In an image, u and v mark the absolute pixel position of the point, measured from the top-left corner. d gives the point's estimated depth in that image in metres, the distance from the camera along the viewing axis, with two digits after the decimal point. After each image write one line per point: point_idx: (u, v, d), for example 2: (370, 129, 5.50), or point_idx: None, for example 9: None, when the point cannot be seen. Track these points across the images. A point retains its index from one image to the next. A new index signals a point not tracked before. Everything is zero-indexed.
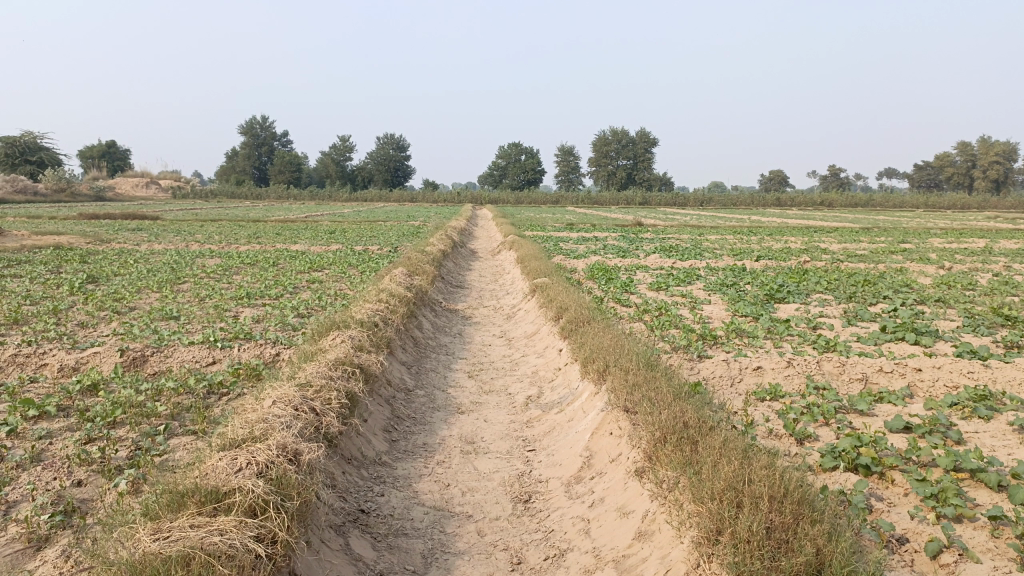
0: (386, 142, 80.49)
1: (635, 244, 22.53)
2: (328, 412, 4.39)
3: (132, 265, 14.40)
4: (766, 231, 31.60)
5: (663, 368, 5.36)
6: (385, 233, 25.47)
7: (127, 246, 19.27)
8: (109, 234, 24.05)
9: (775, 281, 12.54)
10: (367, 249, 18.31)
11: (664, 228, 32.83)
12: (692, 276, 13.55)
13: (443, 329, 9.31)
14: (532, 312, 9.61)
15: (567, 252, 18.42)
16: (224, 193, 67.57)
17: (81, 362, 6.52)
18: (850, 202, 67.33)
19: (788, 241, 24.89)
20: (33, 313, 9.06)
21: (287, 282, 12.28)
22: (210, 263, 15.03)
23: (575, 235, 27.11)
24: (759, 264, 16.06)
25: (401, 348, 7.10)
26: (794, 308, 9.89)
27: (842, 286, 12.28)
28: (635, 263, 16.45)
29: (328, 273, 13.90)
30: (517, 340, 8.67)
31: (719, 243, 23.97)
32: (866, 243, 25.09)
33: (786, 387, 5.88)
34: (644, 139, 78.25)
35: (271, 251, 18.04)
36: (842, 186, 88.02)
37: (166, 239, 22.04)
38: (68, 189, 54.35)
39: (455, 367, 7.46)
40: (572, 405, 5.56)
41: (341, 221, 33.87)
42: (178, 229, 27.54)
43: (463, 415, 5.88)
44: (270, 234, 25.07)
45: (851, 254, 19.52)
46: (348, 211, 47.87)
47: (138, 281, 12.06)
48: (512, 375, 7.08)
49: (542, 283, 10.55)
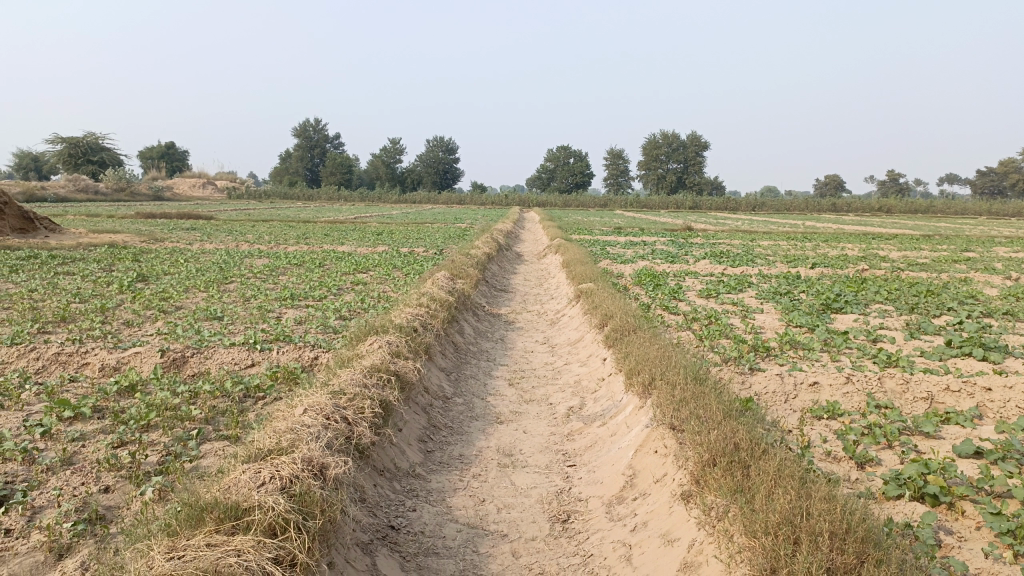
0: (435, 145, 81.01)
1: (684, 249, 22.09)
2: (360, 421, 4.24)
3: (181, 264, 14.59)
4: (821, 238, 30.78)
5: (712, 382, 5.08)
6: (432, 235, 25.52)
7: (179, 245, 19.59)
8: (163, 233, 24.54)
9: (831, 290, 12.07)
10: (413, 251, 18.30)
11: (714, 233, 32.21)
12: (744, 284, 13.16)
13: (486, 334, 9.14)
14: (576, 318, 9.37)
15: (615, 257, 18.14)
16: (276, 194, 68.77)
17: (122, 362, 6.52)
18: (909, 209, 65.34)
19: (843, 248, 24.18)
20: (81, 311, 9.18)
21: (331, 284, 12.27)
22: (258, 263, 15.16)
23: (623, 239, 26.79)
24: (814, 272, 15.55)
25: (440, 354, 6.94)
26: (851, 319, 9.47)
27: (903, 296, 11.78)
28: (684, 269, 16.09)
29: (373, 275, 13.87)
30: (561, 347, 8.44)
31: (771, 249, 23.38)
32: (926, 250, 24.18)
33: (844, 405, 5.55)
34: (696, 143, 77.26)
35: (319, 252, 18.14)
36: (901, 192, 85.53)
37: (217, 239, 22.38)
38: (127, 189, 55.93)
39: (496, 374, 7.27)
40: (616, 419, 5.32)
41: (389, 223, 34.10)
42: (230, 228, 28.02)
43: (501, 426, 5.68)
44: (319, 234, 25.31)
45: (911, 262, 18.81)
46: (396, 213, 48.21)
47: (186, 280, 12.18)
48: (554, 385, 6.86)
49: (587, 289, 10.31)
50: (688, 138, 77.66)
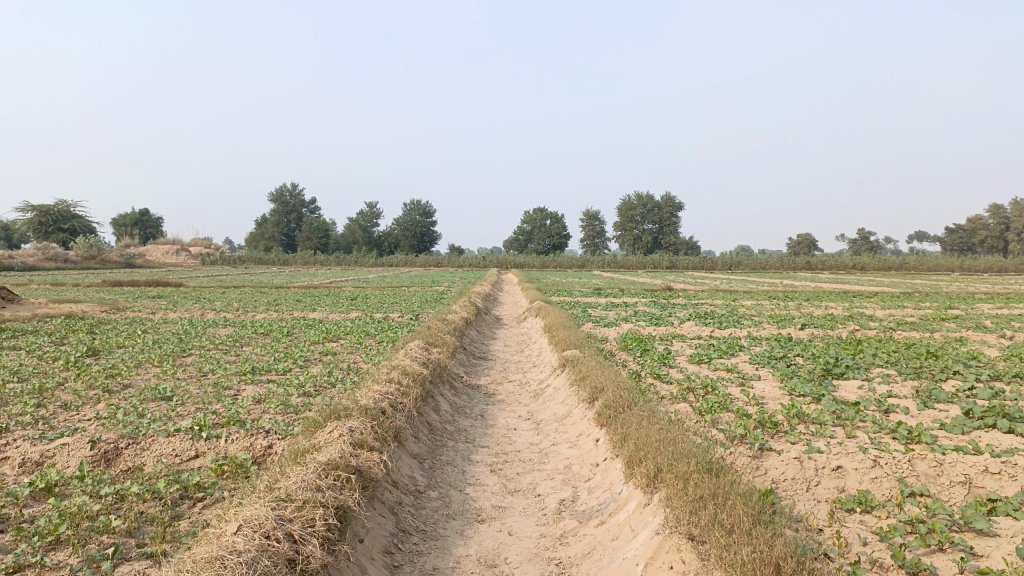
0: (412, 209, 80.95)
1: (667, 311, 21.54)
2: (309, 539, 3.45)
3: (140, 336, 13.69)
4: (802, 296, 30.54)
5: (728, 473, 4.35)
6: (407, 300, 24.79)
7: (141, 315, 18.68)
8: (127, 302, 23.59)
9: (828, 353, 11.47)
10: (387, 318, 17.52)
11: (694, 294, 31.81)
12: (735, 347, 12.55)
13: (463, 410, 8.36)
14: (562, 390, 8.62)
15: (597, 320, 17.54)
16: (251, 259, 67.88)
17: (45, 457, 5.64)
18: (883, 265, 65.95)
19: (827, 307, 23.76)
20: (15, 392, 8.28)
21: (298, 355, 11.47)
22: (223, 333, 14.33)
23: (605, 301, 26.27)
24: (805, 333, 15.01)
25: (412, 438, 6.14)
26: (857, 387, 8.84)
27: (903, 359, 11.19)
28: (670, 331, 15.49)
29: (343, 344, 13.06)
30: (546, 424, 7.66)
31: (755, 309, 22.89)
32: (909, 309, 23.82)
33: (876, 494, 4.83)
34: (671, 204, 78.00)
35: (288, 320, 17.32)
36: (873, 250, 86.67)
37: (183, 307, 21.46)
38: (99, 256, 54.92)
39: (475, 458, 6.47)
40: (616, 518, 4.55)
41: (364, 288, 33.45)
42: (198, 296, 27.14)
43: (483, 526, 4.87)
44: (291, 300, 24.55)
45: (899, 321, 18.36)
46: (372, 277, 47.68)
47: (140, 354, 11.30)
48: (541, 471, 6.08)
49: (573, 357, 9.58)
50: (662, 200, 78.36)
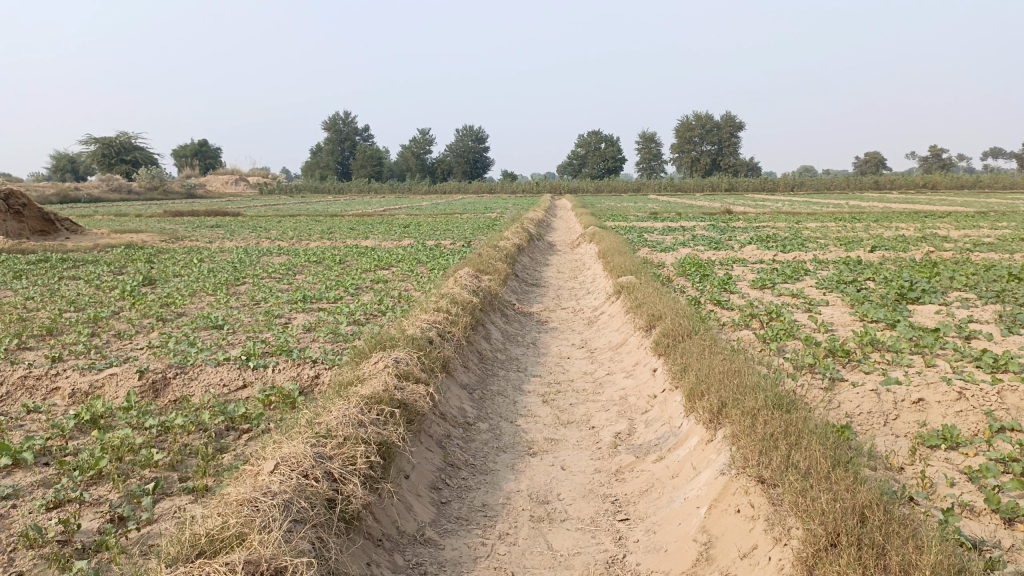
0: (465, 134, 79.93)
1: (727, 234, 20.78)
2: (349, 477, 3.28)
3: (195, 265, 13.79)
4: (869, 217, 29.22)
5: (799, 409, 4.01)
6: (459, 226, 24.53)
7: (198, 244, 18.89)
8: (186, 231, 23.91)
9: (901, 276, 10.84)
10: (439, 245, 17.31)
11: (755, 216, 30.74)
12: (800, 270, 11.99)
13: (515, 338, 8.14)
14: (618, 318, 8.29)
15: (654, 245, 17.04)
16: (307, 187, 68.39)
17: (94, 388, 5.63)
18: (956, 183, 62.83)
19: (897, 228, 22.64)
20: (72, 321, 8.35)
21: (349, 283, 11.38)
22: (276, 261, 14.34)
23: (661, 225, 25.60)
24: (874, 256, 14.28)
25: (461, 368, 5.93)
26: (934, 312, 8.30)
27: (982, 282, 10.48)
28: (730, 255, 14.93)
29: (395, 271, 12.92)
30: (601, 353, 7.38)
31: (819, 231, 21.94)
32: (987, 229, 22.48)
33: (962, 429, 4.44)
34: (731, 123, 75.22)
35: (341, 247, 17.26)
36: (945, 167, 82.64)
37: (240, 236, 21.63)
38: (161, 187, 55.96)
39: (527, 388, 6.25)
40: (675, 454, 4.28)
41: (417, 214, 33.28)
42: (254, 225, 27.38)
43: (535, 460, 4.65)
44: (345, 228, 24.54)
45: (976, 242, 17.34)
46: (426, 203, 47.54)
47: (195, 283, 11.34)
48: (596, 402, 5.83)
49: (628, 283, 9.21)
50: (722, 119, 75.58)
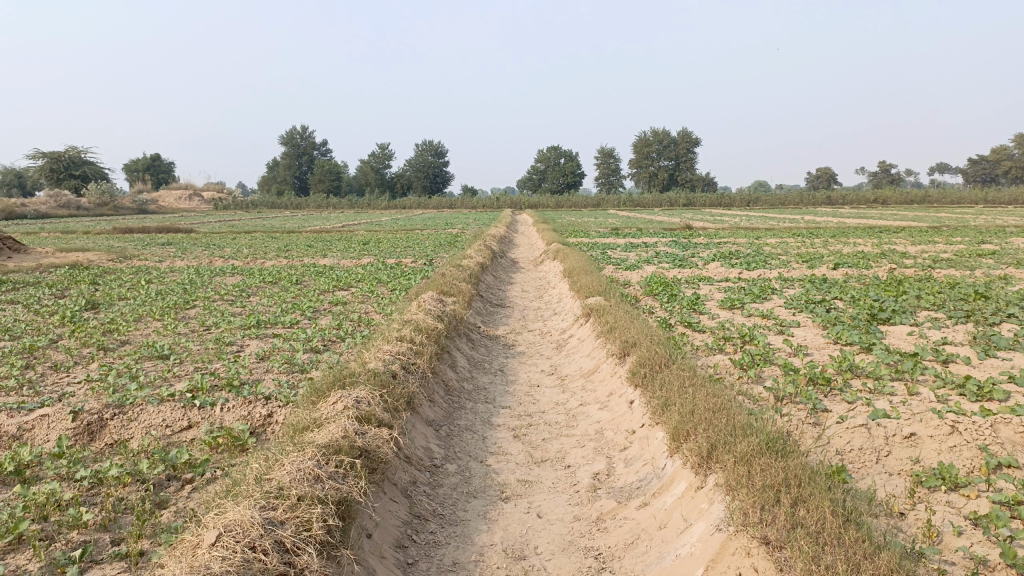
0: (425, 149, 79.50)
1: (690, 251, 20.70)
2: (304, 547, 2.89)
3: (143, 287, 13.15)
4: (827, 233, 29.54)
5: (794, 451, 3.74)
6: (420, 243, 24.12)
7: (148, 263, 18.16)
8: (136, 250, 23.06)
9: (868, 296, 10.76)
10: (400, 263, 16.87)
11: (715, 232, 30.90)
12: (767, 289, 11.87)
13: (482, 364, 7.78)
14: (588, 342, 7.98)
15: (618, 262, 16.86)
16: (264, 203, 67.21)
17: (23, 430, 5.12)
18: (906, 198, 64.39)
19: (855, 244, 22.85)
20: (4, 352, 7.76)
21: (307, 305, 10.91)
22: (230, 282, 13.78)
23: (624, 241, 25.52)
24: (838, 273, 14.27)
25: (426, 403, 5.54)
26: (907, 334, 8.18)
27: (949, 301, 10.45)
28: (695, 273, 14.79)
29: (354, 292, 12.44)
30: (572, 381, 7.05)
31: (780, 247, 22.01)
32: (942, 244, 22.78)
33: (958, 466, 4.22)
34: (687, 139, 76.11)
35: (299, 266, 16.73)
36: (895, 182, 84.78)
37: (192, 255, 20.90)
38: (111, 203, 54.47)
39: (496, 422, 5.89)
40: (661, 500, 3.97)
41: (377, 231, 32.75)
42: (208, 242, 26.61)
43: (508, 506, 4.29)
44: (302, 246, 23.95)
45: (935, 258, 17.51)
46: (385, 219, 47.04)
47: (141, 307, 10.76)
48: (570, 437, 5.49)
49: (597, 305, 8.91)
50: (679, 135, 76.59)
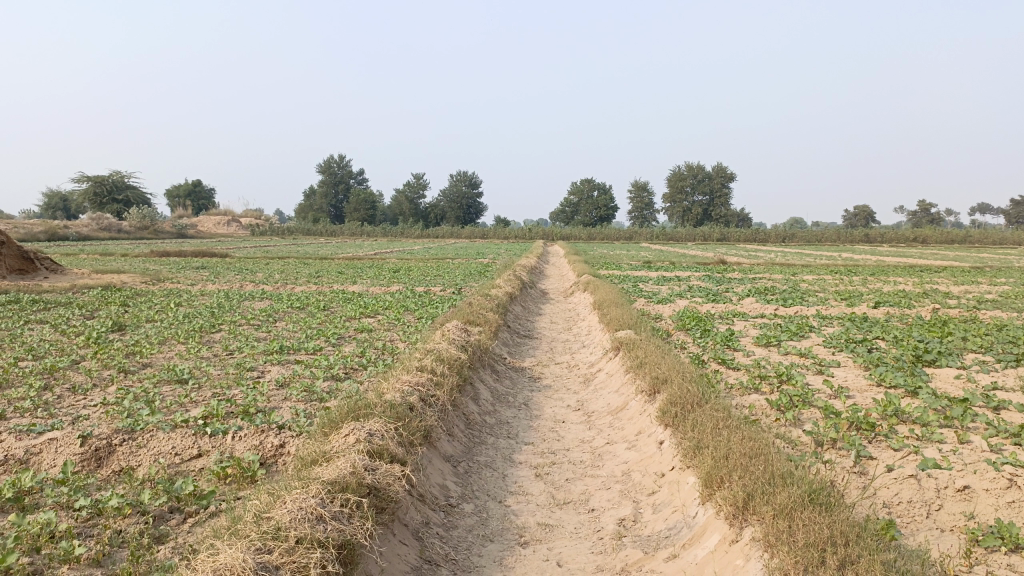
0: (459, 180, 80.05)
1: (724, 286, 20.31)
2: None
3: (171, 309, 13.14)
4: (866, 271, 28.90)
5: (839, 505, 3.42)
6: (450, 272, 24.04)
7: (180, 286, 18.27)
8: (170, 273, 23.31)
9: (912, 336, 10.32)
10: (429, 292, 16.74)
11: (750, 267, 30.42)
12: (805, 327, 11.48)
13: (506, 398, 7.52)
14: (617, 378, 7.69)
15: (650, 295, 16.54)
16: (300, 230, 68.03)
17: (30, 454, 4.97)
18: (946, 237, 63.12)
19: (895, 283, 22.23)
20: (26, 372, 7.69)
21: (332, 332, 10.77)
22: (258, 306, 13.73)
23: (656, 274, 25.18)
24: (879, 312, 13.79)
25: (445, 437, 5.30)
26: (955, 378, 7.77)
27: (998, 343, 9.98)
28: (730, 308, 14.42)
29: (380, 320, 12.30)
30: (599, 418, 6.76)
31: (817, 284, 21.50)
32: (987, 285, 22.09)
33: (1019, 524, 3.85)
34: (722, 174, 75.65)
35: (328, 292, 16.67)
36: (935, 221, 83.30)
37: (224, 279, 21.01)
38: (151, 227, 55.54)
39: (518, 460, 5.61)
40: (692, 553, 3.66)
41: (408, 259, 32.79)
42: (241, 266, 26.82)
43: (526, 553, 4.00)
44: (333, 272, 23.98)
45: (980, 299, 16.91)
46: (418, 248, 47.25)
47: (167, 330, 10.70)
48: (594, 478, 5.20)
49: (627, 339, 8.62)
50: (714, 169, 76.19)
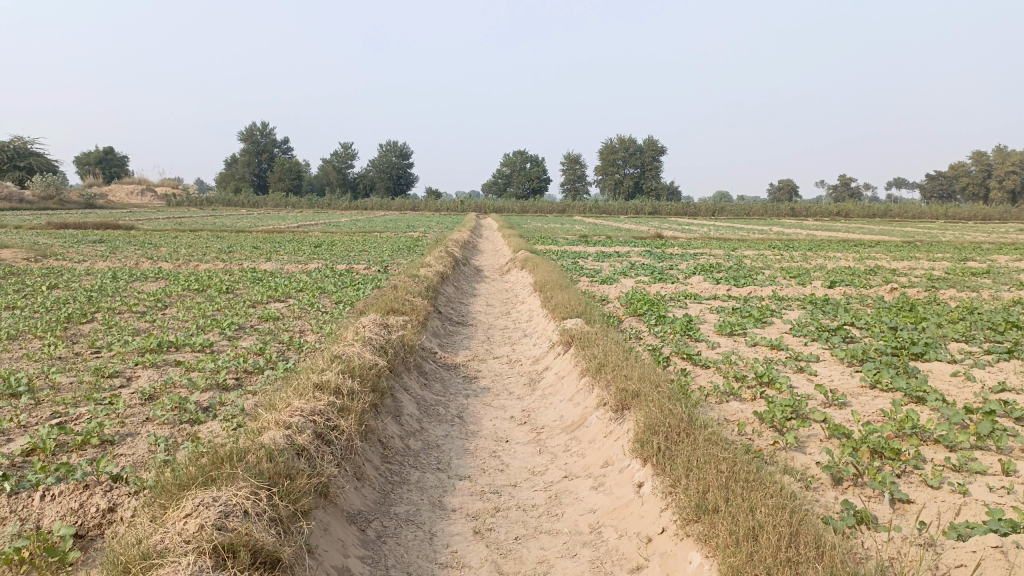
0: (389, 150, 77.40)
1: (667, 262, 19.26)
2: None
3: (42, 293, 11.19)
4: (803, 245, 28.39)
5: None
6: (377, 246, 22.31)
7: (64, 264, 16.04)
8: (63, 248, 20.83)
9: (885, 322, 9.35)
10: (351, 270, 15.10)
11: (688, 241, 29.71)
12: (766, 310, 10.44)
13: (436, 408, 6.14)
14: (569, 383, 6.37)
15: (592, 274, 15.34)
16: (220, 199, 64.51)
17: None
18: (868, 213, 64.52)
19: (838, 259, 21.72)
20: None
21: (229, 320, 9.12)
22: (149, 289, 11.89)
23: (595, 250, 24.01)
24: (837, 293, 12.89)
25: (346, 487, 3.86)
26: (957, 375, 6.75)
27: (977, 330, 9.10)
28: (678, 288, 13.35)
29: (290, 305, 10.65)
30: (550, 437, 5.44)
31: (760, 261, 20.66)
32: (928, 261, 21.65)
33: None
34: (655, 147, 75.43)
35: (235, 271, 14.82)
36: (854, 197, 85.40)
37: (122, 255, 18.80)
38: (57, 197, 51.72)
39: (452, 508, 4.21)
40: None
41: (331, 232, 30.76)
42: (144, 240, 24.43)
43: None
44: (248, 247, 21.94)
45: (931, 276, 16.27)
46: (343, 220, 45.02)
47: (23, 321, 8.82)
48: (553, 537, 3.83)
49: (579, 331, 7.33)
50: (646, 143, 75.84)
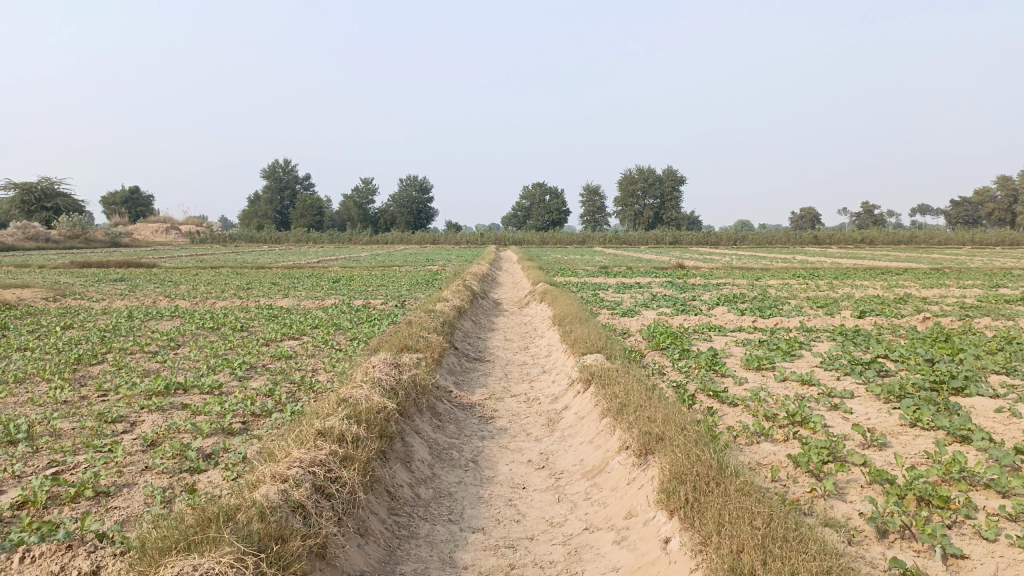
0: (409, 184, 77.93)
1: (689, 293, 18.92)
2: None
3: (56, 334, 11.09)
4: (827, 274, 27.89)
5: None
6: (396, 281, 22.18)
7: (82, 303, 16.01)
8: (83, 287, 20.88)
9: (920, 354, 8.94)
10: (369, 306, 14.90)
11: (710, 272, 29.31)
12: (793, 342, 10.07)
13: (449, 453, 5.84)
14: (590, 424, 6.06)
15: (613, 306, 15.04)
16: (242, 236, 65.11)
17: None
18: (892, 239, 63.66)
19: (865, 287, 21.23)
20: None
21: (240, 360, 8.91)
22: (164, 328, 11.75)
23: (615, 281, 23.70)
24: (867, 323, 12.46)
25: (348, 545, 3.57)
26: (1003, 412, 6.34)
27: (1018, 361, 8.66)
28: (702, 319, 13.01)
29: (304, 343, 10.44)
30: (570, 484, 5.12)
31: (786, 290, 20.20)
32: (958, 288, 21.08)
33: None
34: (674, 178, 75.29)
35: (252, 308, 14.69)
36: (877, 223, 84.44)
37: (141, 293, 18.81)
38: (82, 236, 52.47)
39: (464, 565, 3.90)
40: None
41: (351, 267, 30.75)
42: (164, 278, 24.51)
43: None
44: (266, 284, 21.89)
45: (963, 304, 15.78)
46: (362, 255, 45.16)
47: (32, 363, 8.67)
48: None
49: (599, 368, 7.02)
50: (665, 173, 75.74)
